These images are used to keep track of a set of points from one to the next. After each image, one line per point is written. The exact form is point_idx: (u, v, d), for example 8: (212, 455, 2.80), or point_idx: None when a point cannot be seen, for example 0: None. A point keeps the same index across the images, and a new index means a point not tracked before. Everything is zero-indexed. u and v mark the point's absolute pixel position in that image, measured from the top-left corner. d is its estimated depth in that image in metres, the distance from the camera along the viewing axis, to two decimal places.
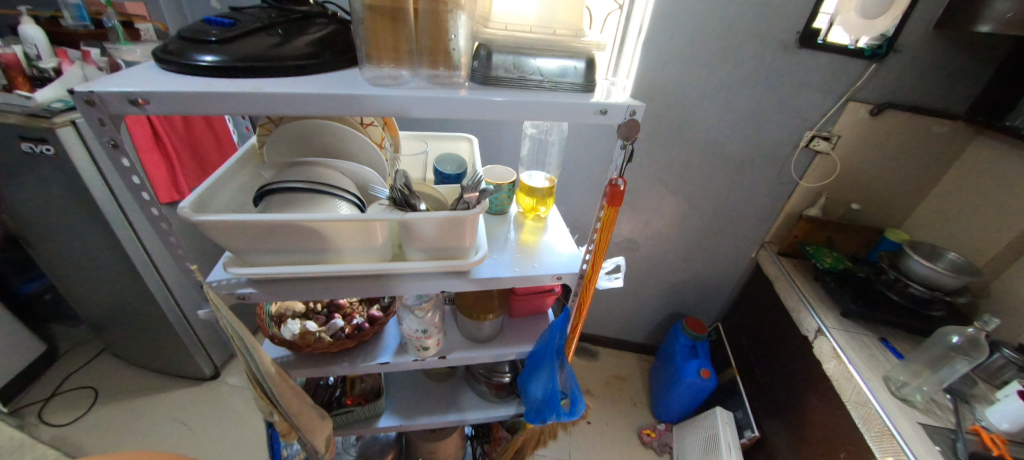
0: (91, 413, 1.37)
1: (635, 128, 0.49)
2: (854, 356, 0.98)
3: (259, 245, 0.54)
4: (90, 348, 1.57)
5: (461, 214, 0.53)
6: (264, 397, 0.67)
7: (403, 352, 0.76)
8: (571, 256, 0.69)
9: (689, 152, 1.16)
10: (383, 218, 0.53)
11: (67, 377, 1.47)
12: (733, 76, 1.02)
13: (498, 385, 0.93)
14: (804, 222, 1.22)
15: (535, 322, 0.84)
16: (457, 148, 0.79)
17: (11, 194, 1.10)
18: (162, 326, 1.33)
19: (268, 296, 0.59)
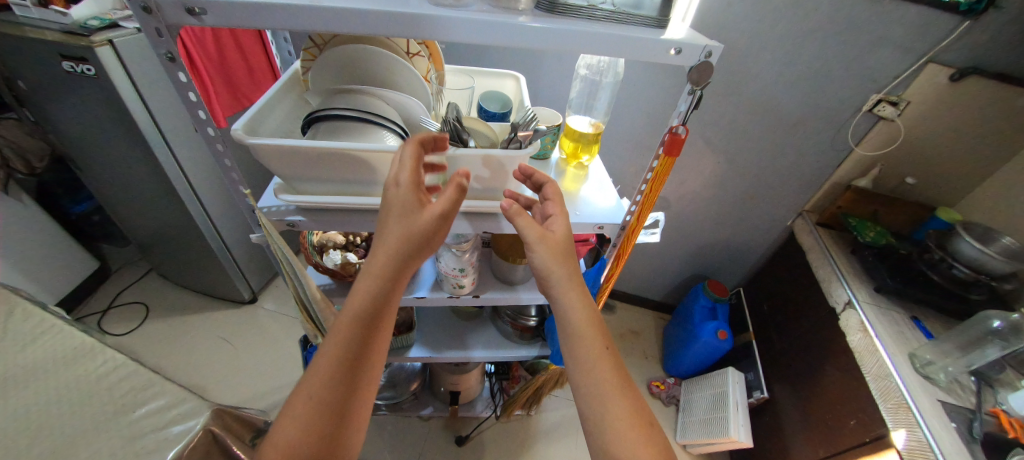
0: (144, 325, 1.49)
1: (707, 72, 0.46)
2: (882, 330, 0.97)
3: (308, 172, 0.55)
4: (138, 267, 1.68)
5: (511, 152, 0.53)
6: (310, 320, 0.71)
7: (439, 288, 0.78)
8: (613, 207, 0.67)
9: (738, 110, 1.09)
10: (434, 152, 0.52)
11: (120, 291, 1.59)
12: (802, 27, 0.93)
13: (523, 327, 0.96)
14: (851, 193, 1.16)
15: None
16: (502, 87, 0.75)
17: (58, 114, 1.13)
18: (202, 249, 1.39)
19: (316, 225, 0.60)
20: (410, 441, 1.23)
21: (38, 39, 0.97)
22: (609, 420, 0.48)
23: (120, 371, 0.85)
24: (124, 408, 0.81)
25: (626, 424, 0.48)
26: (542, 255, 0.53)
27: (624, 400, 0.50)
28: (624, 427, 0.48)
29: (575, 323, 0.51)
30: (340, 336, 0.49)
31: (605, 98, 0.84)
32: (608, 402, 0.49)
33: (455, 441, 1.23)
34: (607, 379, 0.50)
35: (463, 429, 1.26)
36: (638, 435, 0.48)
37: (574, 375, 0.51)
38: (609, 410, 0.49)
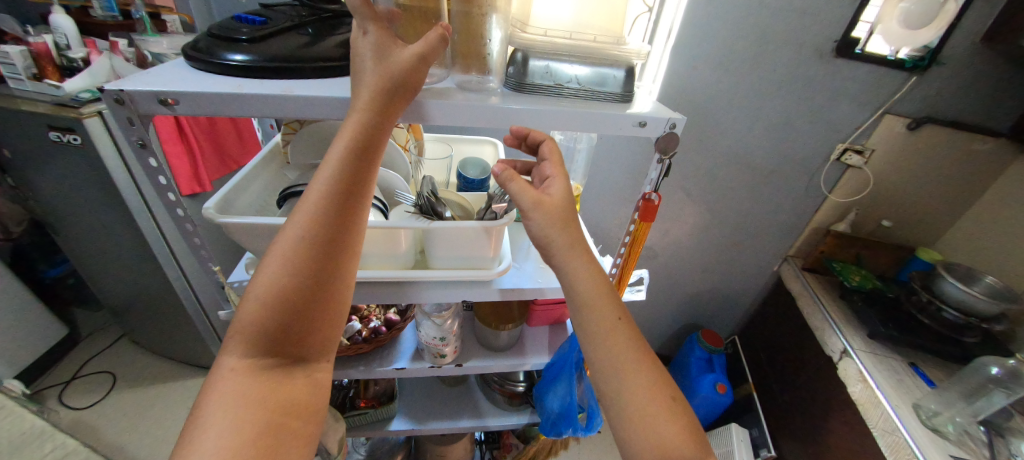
0: (108, 398, 1.39)
1: (674, 141, 0.47)
2: (883, 381, 0.94)
3: None
4: (110, 332, 1.60)
5: (488, 224, 0.53)
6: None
7: (420, 358, 0.75)
8: None
9: (714, 161, 1.12)
10: (408, 225, 0.52)
11: (85, 361, 1.49)
12: (764, 85, 0.99)
13: (511, 393, 0.93)
14: (831, 237, 1.18)
15: (553, 333, 0.82)
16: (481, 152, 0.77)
17: (41, 181, 1.12)
18: (178, 315, 1.34)
19: None
20: None
21: (29, 110, 0.98)
22: (628, 395, 0.43)
23: None
24: None
25: (650, 399, 0.43)
26: (539, 221, 0.46)
27: (646, 368, 0.44)
28: (654, 393, 0.43)
29: (584, 291, 0.45)
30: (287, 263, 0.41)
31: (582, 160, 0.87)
32: (629, 375, 0.44)
33: None
34: (624, 350, 0.44)
35: None
36: (661, 408, 0.43)
37: (586, 349, 0.46)
38: (628, 383, 0.43)
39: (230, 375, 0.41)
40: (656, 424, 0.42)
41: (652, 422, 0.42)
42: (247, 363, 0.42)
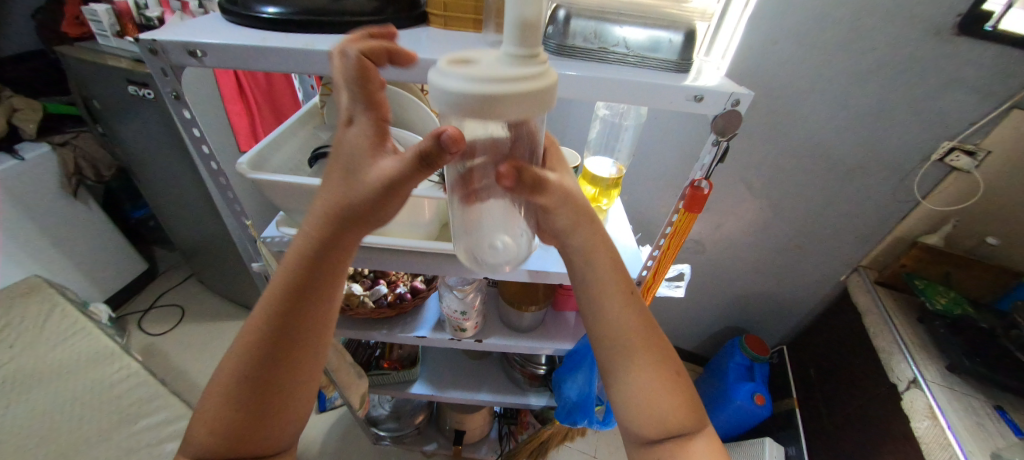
0: (179, 327, 1.52)
1: (734, 121, 0.40)
2: (957, 422, 0.81)
3: (309, 208, 0.54)
4: (181, 271, 1.73)
5: None
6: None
7: (441, 329, 0.74)
8: (631, 258, 0.61)
9: (784, 153, 1.00)
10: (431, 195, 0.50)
11: (161, 293, 1.64)
12: (857, 67, 0.84)
13: (532, 375, 0.91)
14: (916, 250, 1.02)
15: (579, 320, 0.78)
16: None
17: (123, 130, 1.23)
18: (235, 261, 1.45)
19: None
20: None
21: (112, 64, 1.07)
22: (639, 375, 0.45)
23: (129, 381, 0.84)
24: (127, 420, 0.78)
25: (657, 376, 0.45)
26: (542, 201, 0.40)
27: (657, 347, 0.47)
28: (663, 371, 0.46)
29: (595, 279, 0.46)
30: (235, 363, 0.43)
31: (628, 139, 0.81)
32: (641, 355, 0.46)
33: None
34: (635, 329, 0.46)
35: None
36: (670, 382, 0.46)
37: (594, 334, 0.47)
38: (641, 361, 0.45)
39: None
40: (663, 401, 0.45)
41: (659, 397, 0.45)
42: (217, 449, 0.43)
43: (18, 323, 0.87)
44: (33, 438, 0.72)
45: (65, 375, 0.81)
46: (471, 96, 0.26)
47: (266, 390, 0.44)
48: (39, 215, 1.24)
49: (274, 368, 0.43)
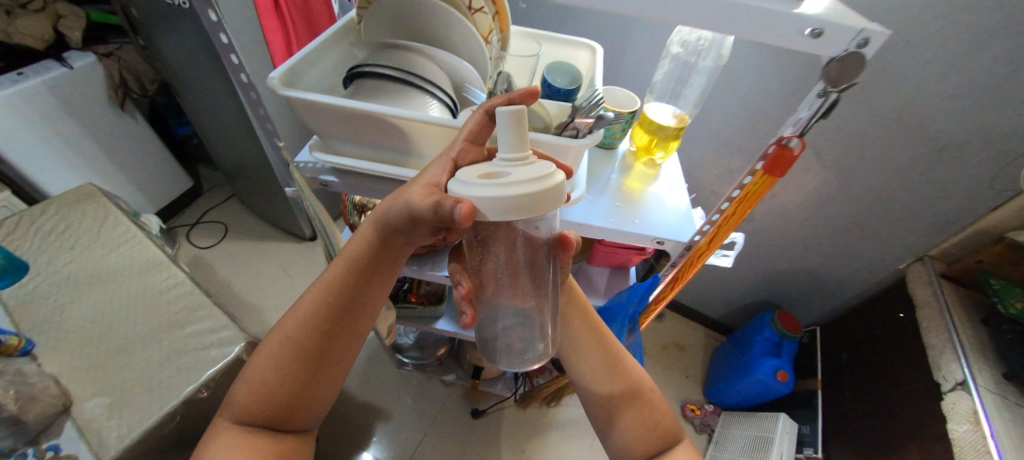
0: (223, 242, 1.56)
1: (855, 67, 0.33)
2: (1003, 430, 0.75)
3: (343, 133, 0.50)
4: (223, 190, 1.75)
5: (567, 141, 0.43)
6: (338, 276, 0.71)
7: None
8: (683, 218, 0.55)
9: (870, 119, 0.87)
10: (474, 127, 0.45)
11: (206, 211, 1.66)
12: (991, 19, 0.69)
13: None
14: (1001, 246, 0.87)
15: (612, 277, 0.75)
16: (576, 59, 0.65)
17: (162, 42, 1.20)
18: (271, 185, 1.47)
19: (348, 189, 0.56)
20: (430, 403, 1.25)
21: None
22: (616, 399, 0.59)
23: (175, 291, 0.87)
24: (175, 324, 0.81)
25: (631, 401, 0.58)
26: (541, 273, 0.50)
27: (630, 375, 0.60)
28: (638, 395, 0.59)
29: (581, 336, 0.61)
30: (295, 330, 0.49)
31: (698, 84, 0.71)
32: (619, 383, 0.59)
33: (470, 414, 1.23)
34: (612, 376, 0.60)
35: (481, 403, 1.26)
36: (642, 403, 0.59)
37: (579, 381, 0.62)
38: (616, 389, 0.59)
39: (244, 422, 0.48)
40: (635, 416, 0.58)
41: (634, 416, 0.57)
42: (263, 412, 0.48)
43: (76, 228, 0.93)
44: (96, 335, 0.77)
45: (119, 280, 0.86)
46: (501, 194, 0.34)
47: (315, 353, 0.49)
48: (89, 125, 1.28)
49: (320, 354, 0.50)
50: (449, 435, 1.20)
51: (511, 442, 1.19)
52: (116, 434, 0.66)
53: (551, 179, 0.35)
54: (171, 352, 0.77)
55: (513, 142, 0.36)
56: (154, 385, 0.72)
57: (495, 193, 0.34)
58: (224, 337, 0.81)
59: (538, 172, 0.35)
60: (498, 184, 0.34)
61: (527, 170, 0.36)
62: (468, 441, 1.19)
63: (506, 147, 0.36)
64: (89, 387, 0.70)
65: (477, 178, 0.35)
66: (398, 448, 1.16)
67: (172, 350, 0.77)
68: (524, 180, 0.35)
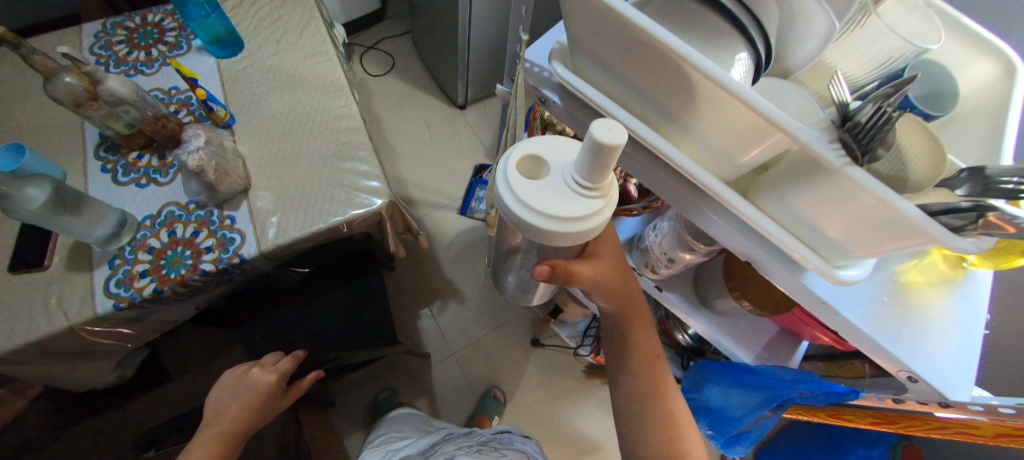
0: (387, 75, 1.58)
1: None
2: None
3: (606, 57, 0.38)
4: (403, 23, 1.71)
5: (936, 231, 0.29)
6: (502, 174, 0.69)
7: (628, 250, 0.62)
8: (966, 364, 0.40)
9: None
10: (805, 139, 0.30)
11: (383, 38, 1.66)
12: None
13: (669, 332, 0.77)
14: None
15: (778, 339, 0.60)
16: (966, 68, 0.41)
17: None
18: (446, 39, 1.37)
19: (566, 118, 0.46)
20: (500, 313, 1.27)
21: None
22: (649, 419, 0.56)
23: (343, 122, 0.86)
24: (337, 156, 0.82)
25: (663, 424, 0.56)
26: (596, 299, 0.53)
27: (663, 397, 0.57)
28: (666, 419, 0.56)
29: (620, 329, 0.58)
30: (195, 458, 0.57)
31: None
32: (650, 402, 0.57)
33: (531, 340, 1.23)
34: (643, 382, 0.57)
35: (545, 336, 1.24)
36: (672, 427, 0.55)
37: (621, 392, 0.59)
38: (650, 408, 0.57)
39: None
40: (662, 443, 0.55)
41: (660, 438, 0.55)
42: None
43: (286, 21, 0.97)
44: (279, 135, 0.83)
45: (305, 89, 0.88)
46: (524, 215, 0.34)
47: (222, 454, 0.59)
48: None
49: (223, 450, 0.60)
50: (506, 346, 1.23)
51: (550, 388, 1.19)
52: (274, 229, 0.73)
53: (587, 224, 0.34)
54: (326, 179, 0.79)
55: (590, 174, 0.32)
56: (309, 200, 0.77)
57: (512, 202, 0.34)
58: (371, 188, 0.80)
59: (586, 208, 0.34)
60: (527, 209, 0.34)
61: (577, 204, 0.34)
62: (519, 361, 1.22)
63: (584, 172, 0.32)
64: (264, 178, 0.78)
65: (514, 170, 0.35)
66: (461, 333, 1.23)
67: (327, 178, 0.79)
68: (561, 207, 0.33)
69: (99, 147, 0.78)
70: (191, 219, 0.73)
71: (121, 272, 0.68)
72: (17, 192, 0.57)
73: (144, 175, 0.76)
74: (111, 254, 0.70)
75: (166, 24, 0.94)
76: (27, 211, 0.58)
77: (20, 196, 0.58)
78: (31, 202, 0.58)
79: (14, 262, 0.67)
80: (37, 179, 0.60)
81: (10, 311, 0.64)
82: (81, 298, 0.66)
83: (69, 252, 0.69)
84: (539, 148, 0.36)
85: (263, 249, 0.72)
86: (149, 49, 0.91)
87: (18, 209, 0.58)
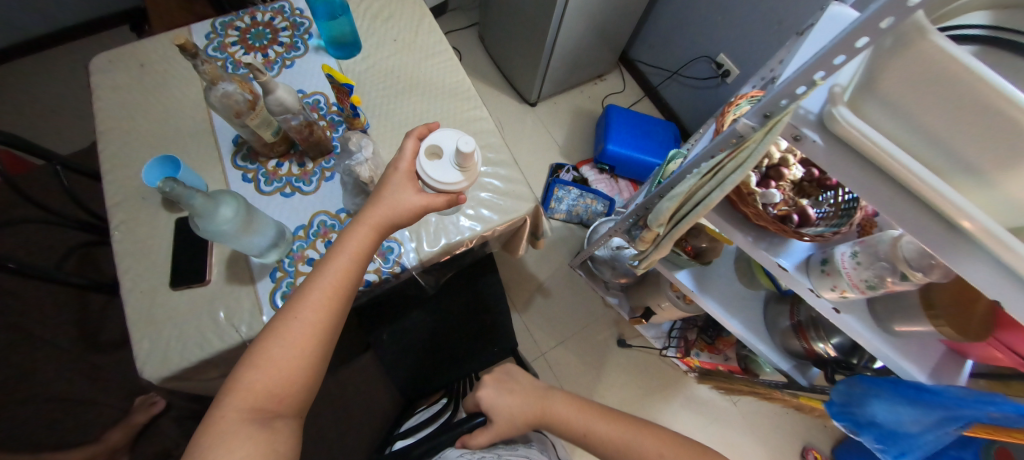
0: None
1: None
2: None
3: (917, 109, 0.38)
4: (468, 15, 1.66)
5: None
6: (663, 187, 0.70)
7: (804, 271, 0.64)
8: None
9: None
10: None
11: (448, 30, 1.62)
12: None
13: (807, 343, 0.80)
14: None
15: (945, 357, 0.64)
16: None
17: None
18: (527, 38, 1.34)
19: (822, 160, 0.45)
20: (583, 314, 1.29)
21: None
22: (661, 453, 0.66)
23: (474, 124, 0.84)
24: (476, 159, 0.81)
25: (664, 450, 0.66)
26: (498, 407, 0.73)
27: (648, 438, 0.68)
28: (655, 446, 0.67)
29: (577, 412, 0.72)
30: (324, 303, 0.55)
31: None
32: (641, 439, 0.68)
33: (616, 340, 1.27)
34: (623, 426, 0.70)
35: (630, 336, 1.27)
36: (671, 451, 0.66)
37: None
38: (649, 444, 0.67)
39: (297, 338, 0.53)
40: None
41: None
42: (326, 318, 0.55)
43: (397, 17, 0.94)
44: None
45: (431, 93, 0.86)
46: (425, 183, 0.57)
47: (349, 292, 0.57)
48: None
49: (348, 287, 0.57)
50: (590, 347, 1.26)
51: (634, 387, 1.23)
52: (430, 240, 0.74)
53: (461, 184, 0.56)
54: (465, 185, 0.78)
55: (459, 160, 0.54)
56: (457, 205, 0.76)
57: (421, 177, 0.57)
58: (515, 193, 0.78)
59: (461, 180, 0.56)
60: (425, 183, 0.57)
61: (453, 173, 0.56)
62: (603, 361, 1.25)
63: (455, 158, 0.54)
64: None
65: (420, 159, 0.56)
66: (548, 333, 1.26)
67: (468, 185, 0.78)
68: (442, 177, 0.56)
69: (236, 155, 0.78)
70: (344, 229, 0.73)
71: (285, 285, 0.69)
72: (209, 214, 0.56)
73: (287, 183, 0.76)
74: (270, 266, 0.70)
75: (277, 23, 0.90)
76: (215, 231, 0.57)
77: (210, 218, 0.56)
78: (219, 222, 0.57)
79: (175, 278, 0.69)
80: (224, 198, 0.58)
81: (182, 329, 0.66)
82: (248, 313, 0.67)
83: (227, 266, 0.70)
84: (439, 138, 0.57)
85: (424, 258, 0.73)
86: (264, 50, 0.87)
87: (205, 229, 0.57)
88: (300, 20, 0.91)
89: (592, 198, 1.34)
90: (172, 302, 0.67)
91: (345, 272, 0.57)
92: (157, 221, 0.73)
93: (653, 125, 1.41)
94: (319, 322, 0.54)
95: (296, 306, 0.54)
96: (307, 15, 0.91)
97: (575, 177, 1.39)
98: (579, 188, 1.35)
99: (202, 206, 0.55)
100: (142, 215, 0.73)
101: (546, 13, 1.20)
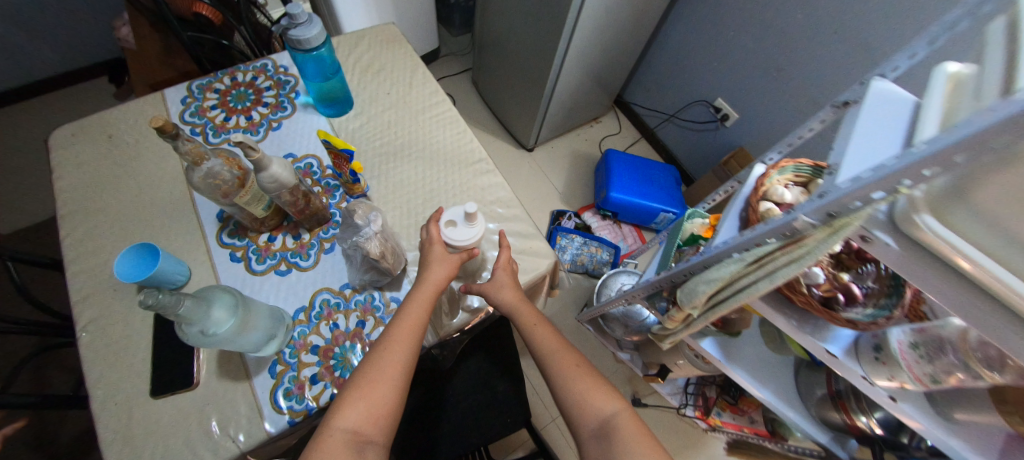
0: None
1: None
2: None
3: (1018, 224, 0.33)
4: (459, 61, 1.63)
5: None
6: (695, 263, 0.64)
7: (853, 356, 0.59)
8: None
9: None
10: None
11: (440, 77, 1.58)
12: None
13: (849, 417, 0.74)
14: None
15: None
16: None
17: None
18: (525, 87, 1.31)
19: (895, 262, 0.41)
20: (595, 371, 1.22)
21: None
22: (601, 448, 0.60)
23: (482, 179, 0.78)
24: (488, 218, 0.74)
25: None
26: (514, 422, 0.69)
27: None
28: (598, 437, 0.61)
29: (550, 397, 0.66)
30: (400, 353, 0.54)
31: None
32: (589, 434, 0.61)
33: (631, 399, 1.20)
34: None
35: (644, 394, 1.20)
36: None
37: None
38: None
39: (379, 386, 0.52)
40: None
41: None
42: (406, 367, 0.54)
43: (389, 70, 0.88)
44: (420, 200, 0.74)
45: (431, 150, 0.79)
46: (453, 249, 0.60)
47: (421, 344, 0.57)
48: None
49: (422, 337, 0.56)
50: None
51: None
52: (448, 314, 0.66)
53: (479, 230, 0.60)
54: None
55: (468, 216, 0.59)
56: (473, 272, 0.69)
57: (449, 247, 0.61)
58: (531, 250, 0.72)
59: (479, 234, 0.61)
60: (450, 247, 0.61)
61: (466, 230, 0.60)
62: None
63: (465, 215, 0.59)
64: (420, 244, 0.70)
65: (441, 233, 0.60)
66: None
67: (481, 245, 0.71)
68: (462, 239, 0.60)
69: (222, 231, 0.70)
70: (350, 308, 0.65)
71: (287, 381, 0.60)
72: (199, 320, 0.47)
73: (282, 260, 0.68)
74: (269, 359, 0.61)
75: (260, 83, 0.84)
76: (209, 338, 0.48)
77: (203, 324, 0.47)
78: (214, 326, 0.48)
79: (157, 385, 0.59)
80: (214, 295, 0.50)
81: (168, 447, 0.56)
82: (246, 419, 0.58)
83: (219, 363, 0.61)
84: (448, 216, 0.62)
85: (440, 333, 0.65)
86: (247, 112, 0.80)
87: (197, 337, 0.48)
88: (284, 77, 0.85)
89: (596, 246, 1.29)
90: (155, 414, 0.58)
91: (418, 321, 0.56)
92: (131, 316, 0.64)
93: (653, 169, 1.38)
94: (400, 364, 0.54)
95: (373, 354, 0.54)
96: (291, 72, 0.85)
97: (577, 224, 1.35)
98: (582, 236, 1.30)
99: (193, 311, 0.46)
100: (115, 311, 0.64)
101: (545, 63, 1.17)
